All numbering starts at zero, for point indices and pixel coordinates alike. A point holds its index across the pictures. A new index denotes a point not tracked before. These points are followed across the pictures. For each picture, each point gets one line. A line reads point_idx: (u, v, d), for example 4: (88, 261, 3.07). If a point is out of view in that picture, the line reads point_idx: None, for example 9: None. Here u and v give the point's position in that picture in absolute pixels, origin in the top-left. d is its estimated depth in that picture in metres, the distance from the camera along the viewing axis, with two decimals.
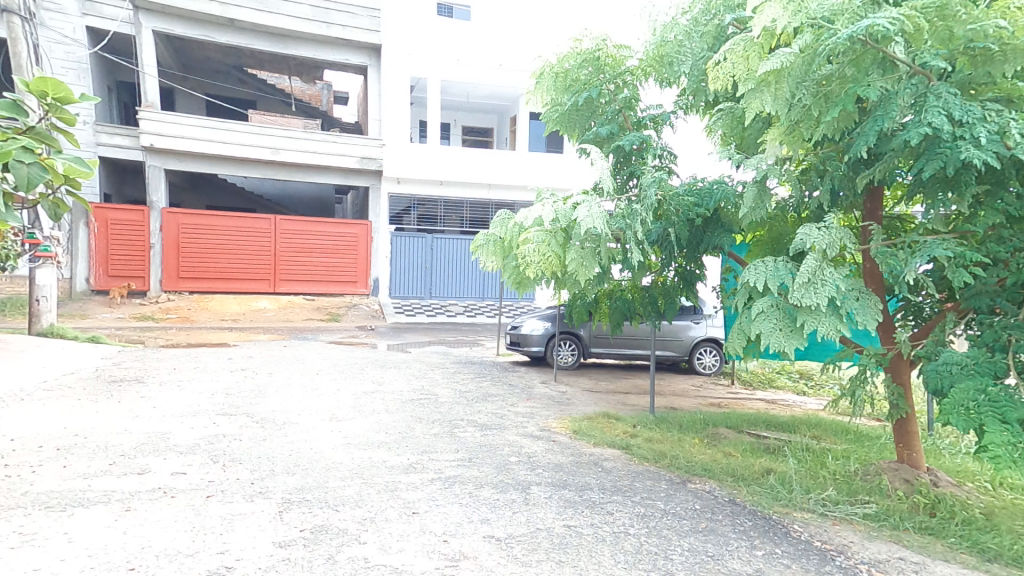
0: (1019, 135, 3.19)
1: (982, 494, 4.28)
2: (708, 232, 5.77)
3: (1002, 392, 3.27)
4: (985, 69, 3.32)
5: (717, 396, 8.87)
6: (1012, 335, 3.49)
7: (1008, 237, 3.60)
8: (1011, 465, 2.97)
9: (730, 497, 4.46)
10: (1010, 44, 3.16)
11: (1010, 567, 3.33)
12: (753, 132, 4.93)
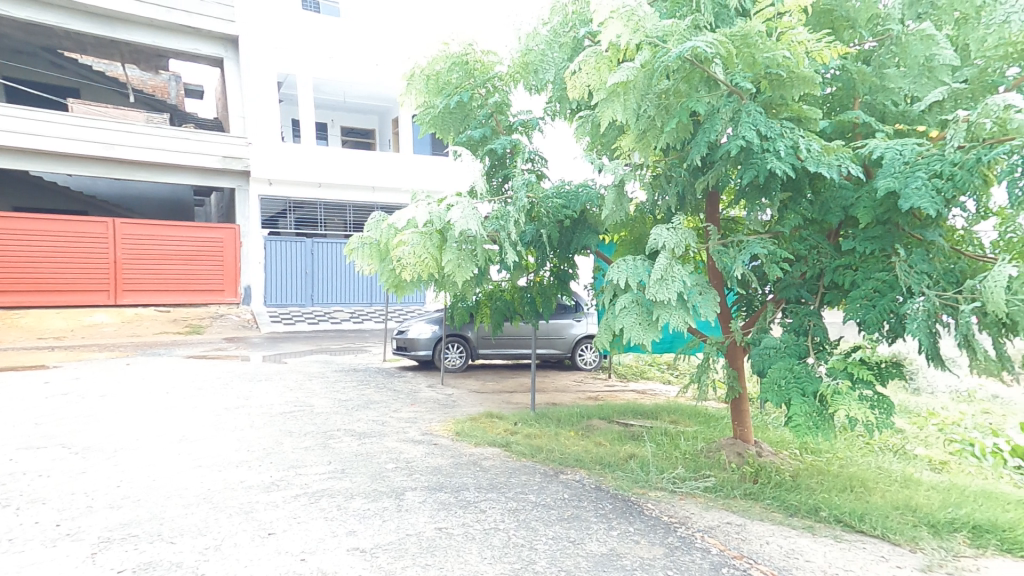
0: (808, 151, 3.72)
1: (792, 459, 4.94)
2: (577, 233, 6.00)
3: (804, 369, 3.80)
4: (780, 92, 3.83)
5: (595, 390, 9.38)
6: (811, 320, 4.08)
7: (806, 237, 4.18)
8: (808, 432, 3.48)
9: (596, 484, 4.72)
10: (795, 73, 3.67)
11: (804, 518, 3.86)
12: (609, 138, 5.07)
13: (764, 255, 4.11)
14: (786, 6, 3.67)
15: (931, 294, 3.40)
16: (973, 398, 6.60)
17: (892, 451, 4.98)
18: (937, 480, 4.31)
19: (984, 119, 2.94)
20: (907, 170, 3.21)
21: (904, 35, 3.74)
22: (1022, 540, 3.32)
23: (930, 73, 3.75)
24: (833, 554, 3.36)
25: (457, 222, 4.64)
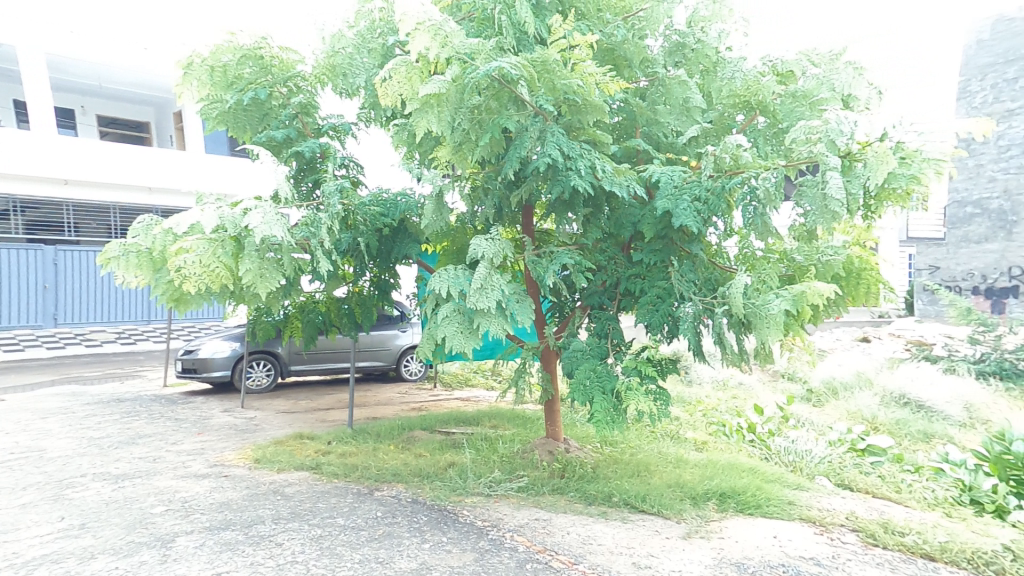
0: (605, 171, 4.02)
1: (594, 452, 5.40)
2: (398, 241, 5.80)
3: (605, 369, 4.01)
4: (577, 117, 4.12)
5: (419, 400, 9.26)
6: (611, 324, 4.34)
7: (606, 249, 4.49)
8: (604, 427, 3.69)
9: (413, 497, 4.60)
10: (589, 101, 3.99)
11: (602, 504, 4.23)
12: (426, 149, 4.95)
13: (572, 265, 4.29)
14: (577, 40, 3.98)
15: (696, 299, 3.81)
16: (727, 386, 7.95)
17: (670, 437, 5.74)
18: (700, 458, 5.04)
19: (724, 154, 3.43)
20: (675, 195, 3.53)
21: (667, 78, 4.37)
22: (751, 501, 4.00)
23: (688, 112, 4.42)
24: (621, 535, 3.72)
25: (255, 229, 3.95)
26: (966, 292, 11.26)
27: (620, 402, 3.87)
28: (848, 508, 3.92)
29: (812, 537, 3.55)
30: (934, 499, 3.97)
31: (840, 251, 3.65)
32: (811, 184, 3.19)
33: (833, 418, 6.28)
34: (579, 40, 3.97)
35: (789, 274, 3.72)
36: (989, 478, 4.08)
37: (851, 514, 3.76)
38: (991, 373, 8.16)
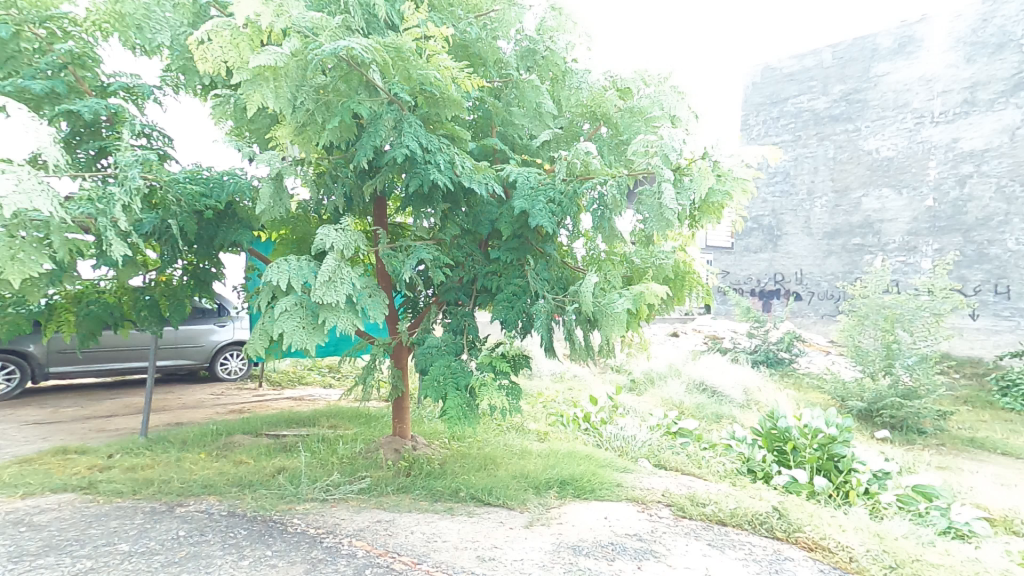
0: (463, 167, 3.93)
1: (442, 448, 5.35)
2: (223, 226, 4.84)
3: (460, 365, 3.97)
4: (434, 110, 3.96)
5: (240, 401, 8.30)
6: (466, 320, 4.31)
7: (464, 245, 4.42)
8: (456, 423, 3.65)
9: (229, 510, 4.07)
10: (446, 95, 3.82)
11: (448, 500, 4.20)
12: (261, 127, 4.35)
13: (429, 260, 4.14)
14: (432, 31, 3.83)
15: (548, 296, 3.89)
16: (563, 377, 8.53)
17: (515, 429, 5.96)
18: (543, 448, 5.29)
19: (575, 160, 3.63)
20: (532, 195, 3.60)
21: (520, 81, 4.43)
22: (586, 486, 4.28)
23: (541, 117, 4.52)
24: (466, 529, 3.73)
25: (0, 198, 2.86)
26: (746, 293, 13.51)
27: (472, 397, 3.87)
28: (663, 486, 4.35)
29: (635, 514, 3.81)
30: (722, 472, 4.53)
31: (670, 256, 4.02)
32: (650, 193, 3.46)
33: (650, 405, 7.05)
34: (434, 32, 3.84)
35: (628, 275, 4.09)
36: (762, 450, 4.69)
37: (665, 492, 4.14)
38: (759, 361, 10.08)
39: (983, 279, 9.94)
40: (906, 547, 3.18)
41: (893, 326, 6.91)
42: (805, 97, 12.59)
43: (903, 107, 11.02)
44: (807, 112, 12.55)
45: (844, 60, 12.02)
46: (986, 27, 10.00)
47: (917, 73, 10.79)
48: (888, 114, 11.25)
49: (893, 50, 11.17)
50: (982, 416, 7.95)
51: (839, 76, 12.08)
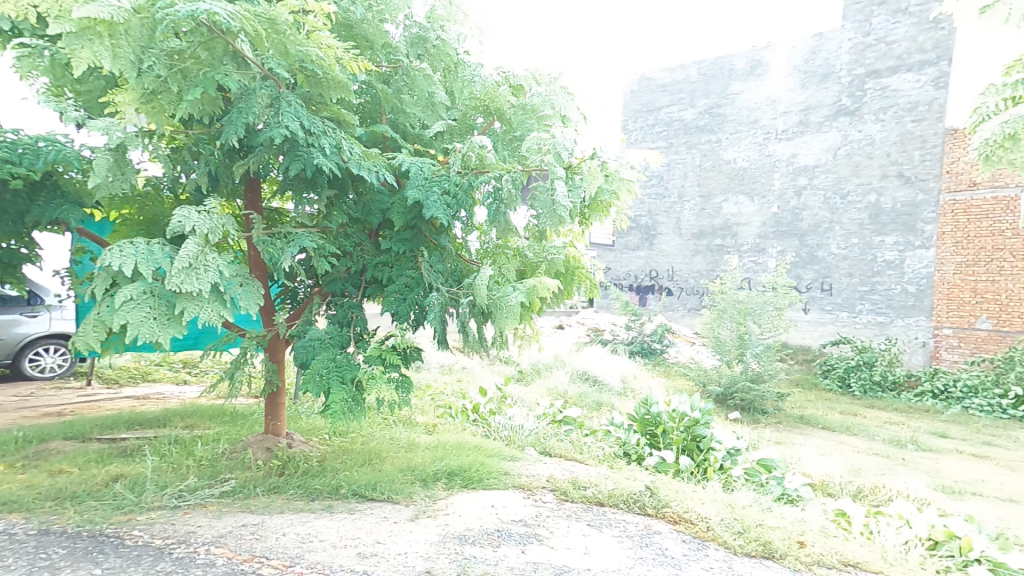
0: (351, 153, 3.68)
1: (321, 445, 5.08)
2: (40, 202, 3.76)
3: (345, 358, 3.74)
4: (318, 91, 3.50)
5: (62, 403, 7.18)
6: (354, 312, 4.04)
7: (352, 235, 4.08)
8: (341, 419, 3.47)
9: (43, 527, 3.47)
10: (330, 75, 3.37)
11: (327, 498, 4.01)
12: (94, 93, 3.61)
13: (312, 249, 3.77)
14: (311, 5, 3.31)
15: (442, 289, 3.81)
16: (452, 369, 8.53)
17: (402, 422, 5.83)
18: (431, 441, 5.24)
19: (470, 153, 3.63)
20: (426, 185, 3.51)
21: (411, 69, 4.33)
22: (474, 476, 4.31)
23: (433, 107, 4.47)
24: (345, 526, 3.57)
25: None
26: (626, 288, 14.64)
27: (358, 391, 3.68)
28: (548, 472, 4.49)
29: (521, 501, 3.89)
30: (602, 456, 4.82)
31: (561, 251, 4.18)
32: (543, 190, 3.52)
33: (537, 394, 7.29)
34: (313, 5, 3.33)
35: (522, 269, 4.18)
36: (636, 435, 5.05)
37: (550, 478, 4.28)
38: (635, 351, 10.89)
39: (813, 278, 11.45)
40: (752, 515, 3.60)
41: (746, 318, 7.79)
42: (675, 108, 13.74)
43: (754, 123, 12.45)
44: (677, 122, 13.72)
45: (707, 77, 13.27)
46: (816, 58, 11.60)
47: (765, 95, 12.27)
48: (743, 129, 12.63)
49: (746, 71, 12.56)
50: (810, 396, 9.29)
51: (703, 90, 13.32)
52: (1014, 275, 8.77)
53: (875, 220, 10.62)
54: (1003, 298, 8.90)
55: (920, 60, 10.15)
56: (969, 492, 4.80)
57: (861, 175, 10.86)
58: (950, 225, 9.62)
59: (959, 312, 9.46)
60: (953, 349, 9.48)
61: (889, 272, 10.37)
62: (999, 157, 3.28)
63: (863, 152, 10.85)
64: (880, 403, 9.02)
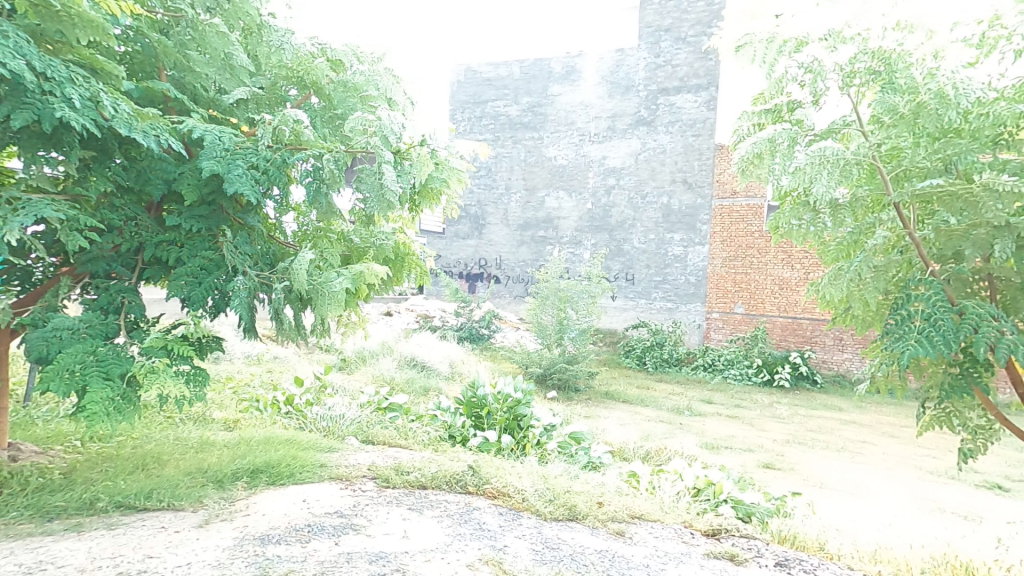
0: (117, 109, 2.74)
1: (67, 455, 3.95)
2: None
3: (111, 351, 2.94)
4: (57, 27, 2.63)
5: None
6: (125, 297, 3.23)
7: (120, 206, 3.32)
8: (104, 420, 2.74)
9: None
10: (75, 10, 2.56)
11: (71, 518, 3.11)
12: None
13: (57, 222, 2.88)
14: None
15: (251, 273, 3.34)
16: (260, 360, 7.82)
17: (192, 420, 4.95)
18: (231, 438, 4.51)
19: (283, 126, 3.25)
20: (227, 157, 2.96)
21: (199, 22, 3.23)
22: (284, 471, 3.85)
23: (233, 70, 3.44)
24: (102, 545, 2.84)
25: None
26: (456, 275, 14.95)
27: (129, 389, 2.95)
28: (370, 460, 4.34)
29: (337, 492, 3.69)
30: (427, 440, 4.85)
31: (390, 237, 3.92)
32: (369, 173, 3.29)
33: (360, 383, 7.06)
34: None
35: (347, 254, 3.85)
36: (462, 417, 5.21)
37: (372, 465, 4.15)
38: (465, 338, 11.21)
39: (620, 269, 12.92)
40: (561, 483, 3.99)
41: (565, 305, 8.51)
42: (500, 103, 14.38)
43: (570, 125, 13.58)
44: (502, 117, 14.38)
45: (529, 76, 14.07)
46: (619, 71, 12.99)
47: (579, 99, 13.46)
48: (561, 129, 13.70)
49: (562, 75, 13.61)
50: (614, 373, 10.61)
51: (526, 89, 14.10)
52: (760, 268, 11.05)
53: (667, 220, 12.30)
54: (753, 287, 11.14)
55: (696, 84, 12.02)
56: (724, 446, 5.91)
57: (656, 179, 12.45)
58: (719, 227, 11.56)
59: (724, 299, 11.49)
60: (719, 330, 11.53)
61: (676, 265, 12.15)
62: (752, 173, 3.35)
63: (657, 159, 12.45)
64: (667, 377, 10.61)
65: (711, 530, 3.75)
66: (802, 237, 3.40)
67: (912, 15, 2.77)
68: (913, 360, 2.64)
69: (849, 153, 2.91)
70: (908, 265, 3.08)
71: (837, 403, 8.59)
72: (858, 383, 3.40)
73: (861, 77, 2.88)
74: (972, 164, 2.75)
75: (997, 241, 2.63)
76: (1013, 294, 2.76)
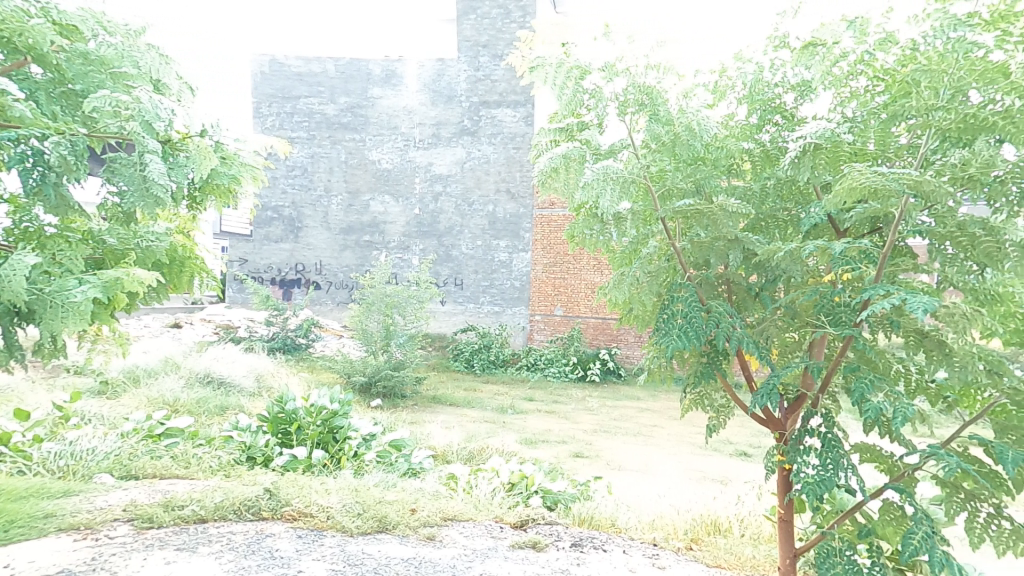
0: None
1: None
2: None
3: None
4: None
5: None
6: None
7: None
8: None
9: None
10: None
11: None
12: None
13: None
14: None
15: None
16: None
17: None
18: None
19: None
20: None
21: None
22: None
23: None
24: None
25: None
26: (268, 281, 13.85)
27: None
28: (127, 499, 3.71)
29: (67, 547, 3.03)
30: (217, 465, 4.37)
31: (163, 238, 3.29)
32: (124, 163, 2.52)
33: (129, 408, 6.07)
34: None
35: (97, 258, 3.08)
36: (266, 435, 4.82)
37: (129, 504, 3.54)
38: (278, 349, 10.46)
39: (449, 274, 13.14)
40: (373, 494, 3.87)
41: (392, 310, 8.38)
42: (314, 100, 13.63)
43: (394, 129, 13.51)
44: (318, 115, 13.65)
45: (345, 76, 13.67)
46: (440, 81, 13.29)
47: (401, 104, 13.47)
48: (384, 133, 13.55)
49: (382, 79, 13.52)
50: (443, 377, 10.84)
51: (343, 88, 13.66)
52: (575, 274, 12.25)
53: (493, 227, 12.96)
54: (570, 291, 12.30)
55: (514, 100, 12.93)
56: (541, 440, 6.33)
57: (482, 187, 13.04)
58: (541, 234, 12.61)
59: (545, 303, 12.47)
60: (541, 331, 12.45)
61: (502, 270, 12.83)
62: (550, 185, 3.23)
63: (482, 168, 13.05)
64: (493, 378, 11.14)
65: (519, 521, 3.94)
66: (592, 246, 3.54)
67: (665, 58, 2.99)
68: (676, 352, 2.78)
69: (628, 171, 2.98)
70: (674, 271, 3.24)
71: (636, 393, 9.76)
72: (638, 373, 3.73)
73: (633, 106, 3.00)
74: (714, 189, 3.02)
75: (731, 253, 2.89)
76: (741, 296, 3.09)
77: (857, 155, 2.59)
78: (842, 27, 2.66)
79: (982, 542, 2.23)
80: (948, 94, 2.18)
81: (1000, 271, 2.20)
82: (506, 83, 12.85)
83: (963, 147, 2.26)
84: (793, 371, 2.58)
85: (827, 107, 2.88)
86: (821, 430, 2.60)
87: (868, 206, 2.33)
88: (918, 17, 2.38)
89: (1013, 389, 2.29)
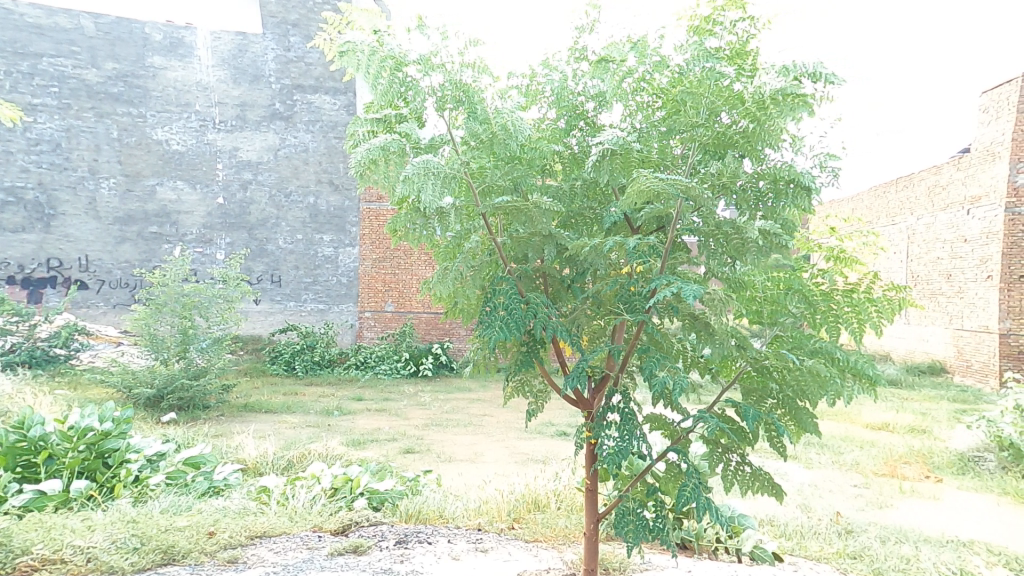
0: None
1: None
2: None
3: None
4: None
5: None
6: None
7: None
8: None
9: None
10: None
11: None
12: None
13: None
14: None
15: None
16: None
17: None
18: None
19: None
20: None
21: None
22: None
23: None
24: None
25: None
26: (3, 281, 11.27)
27: None
28: None
29: None
30: None
31: None
32: None
33: None
34: None
35: None
36: None
37: None
38: (20, 362, 9.03)
39: (264, 270, 12.31)
40: (157, 522, 3.37)
41: (191, 312, 7.35)
42: (64, 61, 11.51)
43: (185, 106, 12.16)
44: (73, 80, 11.56)
45: (109, 36, 11.79)
46: (242, 57, 12.42)
47: (193, 78, 12.19)
48: (171, 109, 12.10)
49: (165, 47, 12.07)
50: (258, 383, 10.00)
51: (109, 52, 11.78)
52: (406, 269, 12.47)
53: (315, 220, 12.60)
54: (400, 286, 12.47)
55: (332, 87, 12.83)
56: (369, 440, 6.18)
57: (300, 178, 12.58)
58: (367, 228, 12.56)
59: (375, 299, 12.47)
60: (371, 328, 12.40)
61: (327, 266, 12.55)
62: (369, 177, 3.02)
63: (299, 157, 12.59)
64: (317, 380, 10.70)
65: (340, 527, 3.77)
66: (417, 241, 3.27)
67: (479, 57, 2.92)
68: (498, 342, 2.77)
69: (449, 166, 2.80)
70: (496, 264, 3.16)
71: (467, 384, 10.09)
72: (464, 365, 3.65)
73: (450, 103, 2.88)
74: (530, 186, 3.02)
75: (547, 248, 2.93)
76: (556, 287, 3.15)
77: (643, 162, 2.75)
78: (627, 47, 2.91)
79: (733, 485, 2.69)
80: (706, 114, 2.53)
81: (745, 263, 2.62)
82: (321, 68, 12.64)
83: (717, 159, 2.64)
84: (600, 354, 2.76)
85: (621, 118, 2.99)
86: (620, 406, 2.83)
87: (654, 206, 2.63)
88: (683, 46, 2.69)
89: (754, 358, 2.73)
